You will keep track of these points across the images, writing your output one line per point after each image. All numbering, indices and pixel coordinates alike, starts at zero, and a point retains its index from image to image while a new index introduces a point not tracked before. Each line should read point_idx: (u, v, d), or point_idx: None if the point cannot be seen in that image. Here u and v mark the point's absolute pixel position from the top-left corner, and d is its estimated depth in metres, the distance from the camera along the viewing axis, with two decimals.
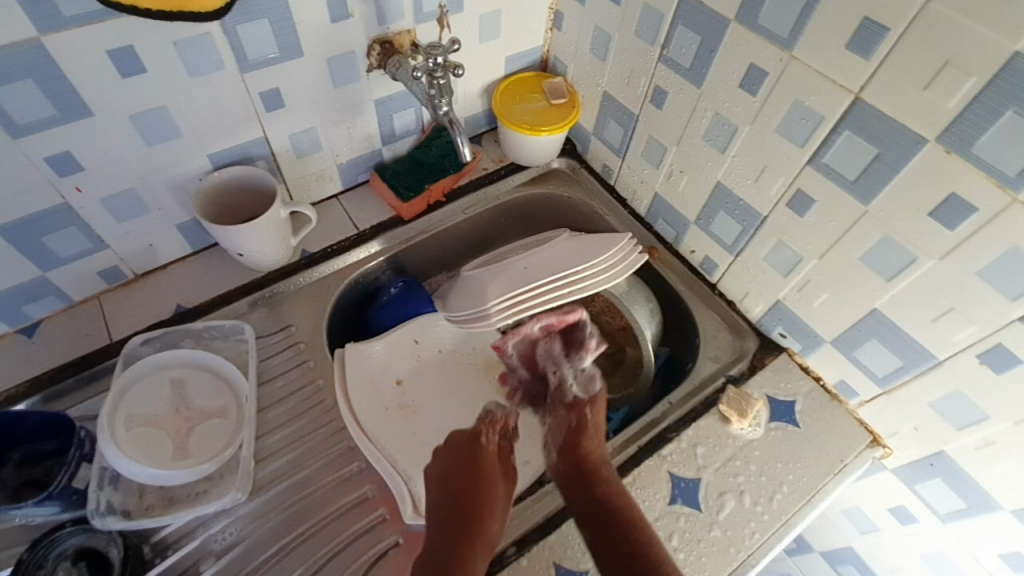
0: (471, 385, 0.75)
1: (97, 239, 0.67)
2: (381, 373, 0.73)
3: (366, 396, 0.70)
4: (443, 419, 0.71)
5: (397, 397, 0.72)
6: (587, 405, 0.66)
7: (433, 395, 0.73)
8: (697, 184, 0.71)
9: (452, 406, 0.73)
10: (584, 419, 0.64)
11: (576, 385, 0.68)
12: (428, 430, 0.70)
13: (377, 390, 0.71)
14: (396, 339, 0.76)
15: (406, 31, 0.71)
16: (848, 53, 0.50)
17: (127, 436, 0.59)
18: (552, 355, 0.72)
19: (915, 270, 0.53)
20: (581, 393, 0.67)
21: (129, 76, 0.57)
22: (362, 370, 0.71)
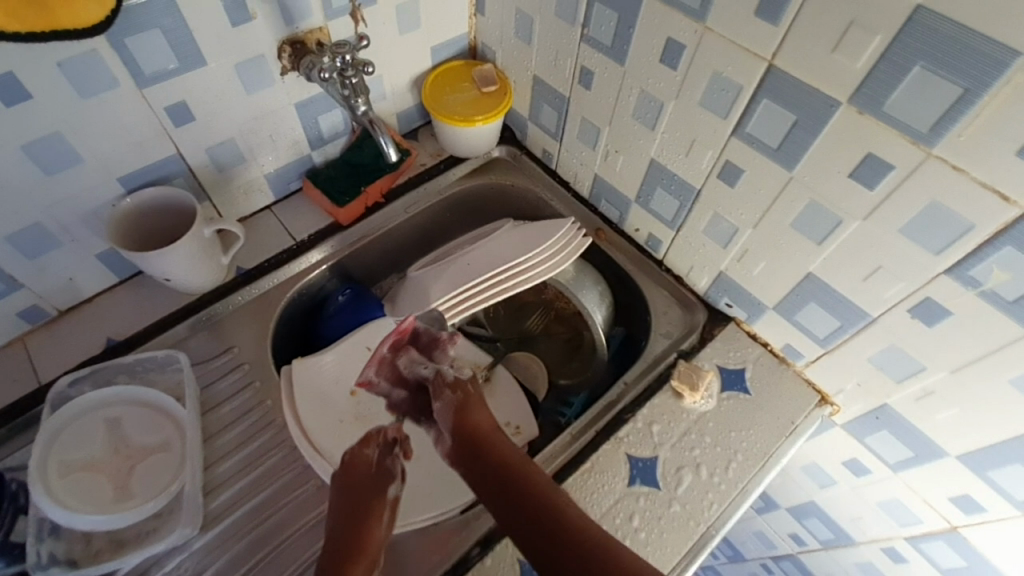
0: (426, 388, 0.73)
1: (9, 279, 0.63)
2: (333, 386, 0.71)
3: (318, 412, 0.68)
4: None
5: (351, 408, 0.70)
6: (468, 384, 0.57)
7: (389, 401, 0.72)
8: (632, 162, 0.71)
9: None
10: (468, 396, 0.56)
11: (453, 368, 0.60)
12: None
13: (330, 404, 0.69)
14: (348, 347, 0.74)
15: (317, 29, 0.68)
16: (758, 21, 0.49)
17: (63, 484, 0.57)
18: (415, 360, 0.63)
19: (842, 232, 0.53)
20: (459, 375, 0.59)
21: (14, 104, 0.53)
22: (312, 385, 0.70)
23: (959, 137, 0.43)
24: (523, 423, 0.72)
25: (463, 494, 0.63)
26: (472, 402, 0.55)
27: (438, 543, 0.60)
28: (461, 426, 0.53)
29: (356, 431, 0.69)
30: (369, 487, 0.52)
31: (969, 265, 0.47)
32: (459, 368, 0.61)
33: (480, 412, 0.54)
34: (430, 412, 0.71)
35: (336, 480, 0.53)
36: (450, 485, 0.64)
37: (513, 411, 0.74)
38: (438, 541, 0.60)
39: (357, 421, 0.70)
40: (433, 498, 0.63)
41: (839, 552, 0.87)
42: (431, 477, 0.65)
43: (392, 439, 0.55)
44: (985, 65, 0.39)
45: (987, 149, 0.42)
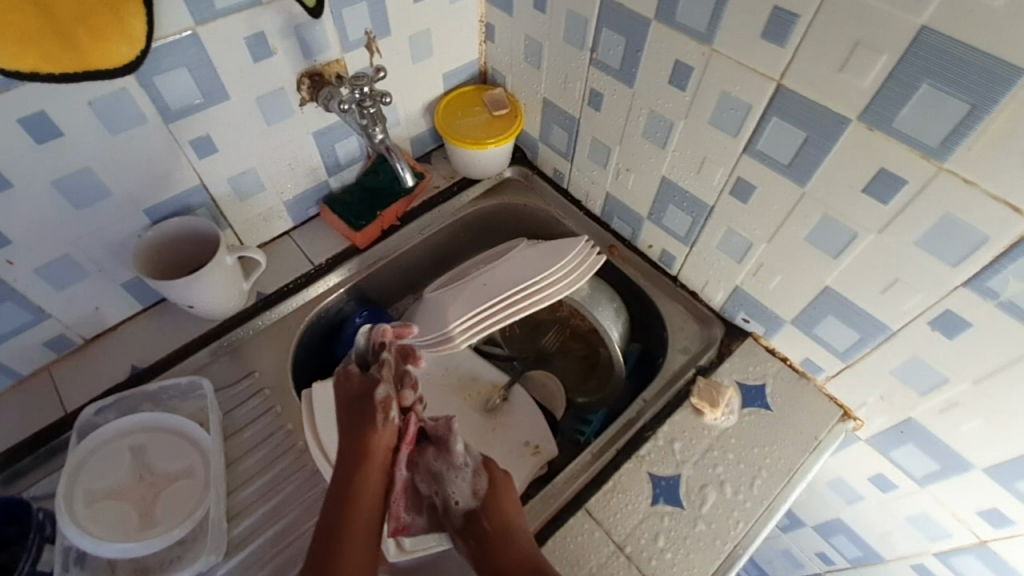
0: (451, 406, 0.77)
1: (38, 309, 0.65)
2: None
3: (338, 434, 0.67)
4: None
5: None
6: (481, 513, 0.57)
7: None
8: (644, 181, 0.72)
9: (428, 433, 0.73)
10: (482, 536, 0.55)
11: (464, 500, 0.58)
12: None
13: None
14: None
15: (335, 61, 0.70)
16: (765, 43, 0.50)
17: (90, 512, 0.57)
18: (427, 468, 0.58)
19: (858, 246, 0.54)
20: (473, 501, 0.58)
21: (46, 141, 0.55)
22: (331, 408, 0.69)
23: (970, 151, 0.43)
24: (542, 441, 0.73)
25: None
26: (488, 512, 0.56)
27: (461, 566, 0.60)
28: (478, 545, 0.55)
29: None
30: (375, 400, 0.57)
31: (986, 277, 0.47)
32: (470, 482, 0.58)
33: (502, 545, 0.54)
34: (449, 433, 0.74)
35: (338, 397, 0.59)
36: None
37: (531, 431, 0.75)
38: (460, 563, 0.60)
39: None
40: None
41: (868, 570, 0.86)
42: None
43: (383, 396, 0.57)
44: (990, 83, 0.40)
45: (998, 163, 0.42)
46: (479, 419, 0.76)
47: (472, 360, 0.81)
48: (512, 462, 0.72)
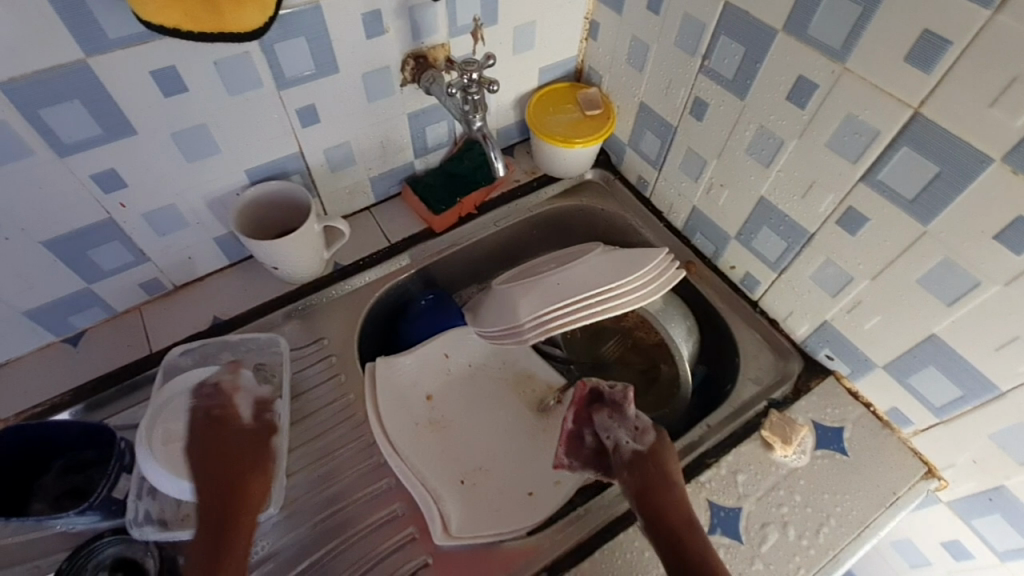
0: (503, 400, 0.76)
1: (139, 252, 0.69)
2: (410, 388, 0.74)
3: (395, 411, 0.71)
4: (471, 436, 0.73)
5: (426, 412, 0.73)
6: (650, 460, 0.59)
7: (460, 411, 0.75)
8: (738, 199, 0.69)
9: (480, 425, 0.74)
10: (651, 476, 0.57)
11: (632, 442, 0.60)
12: (458, 447, 0.72)
13: (409, 406, 0.73)
14: (427, 353, 0.77)
15: (440, 45, 0.70)
16: (907, 67, 0.47)
17: (165, 450, 0.58)
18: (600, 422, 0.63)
19: (977, 296, 0.50)
20: (641, 448, 0.60)
21: (171, 95, 0.58)
22: (393, 383, 0.73)
23: None
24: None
25: (535, 513, 0.64)
26: (652, 463, 0.58)
27: (506, 561, 0.60)
28: (640, 485, 0.57)
29: (429, 435, 0.72)
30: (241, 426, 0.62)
31: None
32: (637, 437, 0.61)
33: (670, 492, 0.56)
34: (502, 428, 0.74)
35: (200, 442, 0.59)
36: (520, 506, 0.66)
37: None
38: (502, 558, 0.60)
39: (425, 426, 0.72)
40: (502, 515, 0.65)
41: None
42: (500, 492, 0.68)
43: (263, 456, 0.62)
44: None
45: None
46: (534, 418, 0.75)
47: (531, 358, 0.80)
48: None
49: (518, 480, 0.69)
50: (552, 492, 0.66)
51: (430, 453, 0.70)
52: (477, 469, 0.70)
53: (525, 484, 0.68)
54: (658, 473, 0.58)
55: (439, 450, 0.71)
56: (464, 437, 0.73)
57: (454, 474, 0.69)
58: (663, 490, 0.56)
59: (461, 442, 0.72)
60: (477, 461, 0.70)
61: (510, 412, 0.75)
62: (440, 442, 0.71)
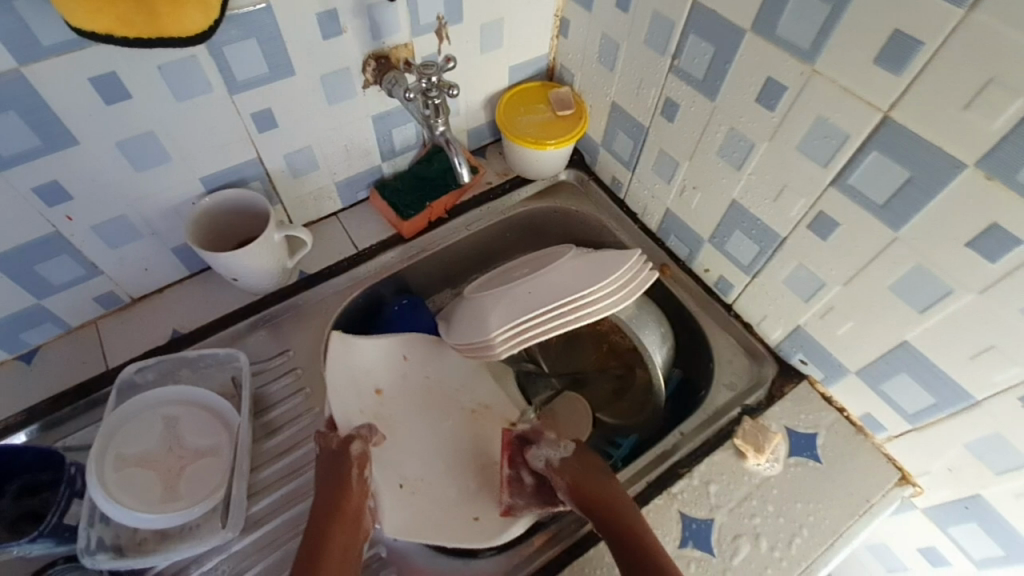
0: (455, 402, 0.74)
1: (92, 265, 0.66)
2: (361, 376, 0.71)
3: (341, 399, 0.68)
4: (416, 440, 0.70)
5: (373, 406, 0.70)
6: (576, 461, 0.60)
7: (410, 415, 0.72)
8: (711, 202, 0.67)
9: (426, 436, 0.71)
10: (574, 476, 0.58)
11: (554, 451, 0.62)
12: (402, 449, 0.69)
13: (357, 396, 0.69)
14: (388, 349, 0.74)
15: (403, 45, 0.68)
16: (877, 69, 0.45)
17: (117, 476, 0.57)
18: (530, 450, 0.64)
19: (951, 304, 0.49)
20: (562, 454, 0.61)
21: (114, 103, 0.55)
22: (344, 368, 0.69)
23: None
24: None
25: (476, 535, 0.61)
26: (581, 466, 0.59)
27: None
28: (571, 486, 0.57)
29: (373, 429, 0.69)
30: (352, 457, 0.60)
31: None
32: (560, 448, 0.62)
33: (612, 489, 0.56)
34: (453, 437, 0.71)
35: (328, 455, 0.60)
36: (458, 524, 0.62)
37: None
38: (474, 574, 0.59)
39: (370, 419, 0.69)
40: (437, 530, 0.62)
41: None
42: (440, 503, 0.65)
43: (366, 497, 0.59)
44: None
45: None
46: (484, 427, 0.73)
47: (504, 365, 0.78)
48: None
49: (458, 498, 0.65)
50: (494, 517, 0.62)
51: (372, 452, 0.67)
52: (418, 477, 0.67)
53: (467, 509, 0.64)
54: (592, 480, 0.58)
55: (380, 448, 0.68)
56: (411, 440, 0.70)
57: (392, 478, 0.66)
58: (595, 483, 0.57)
59: (404, 445, 0.69)
60: (418, 468, 0.68)
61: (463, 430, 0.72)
62: (383, 443, 0.68)
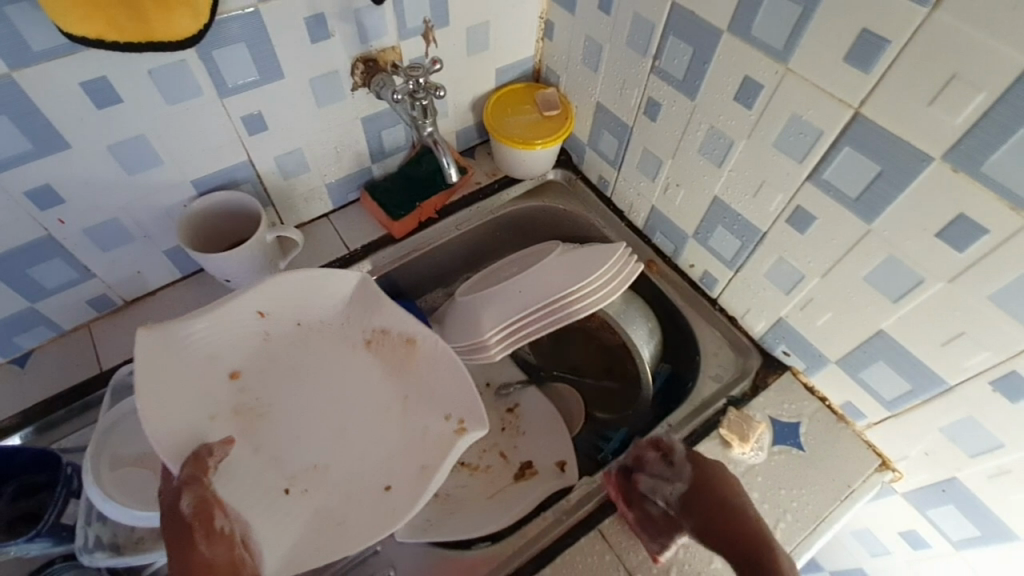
0: (329, 361, 0.67)
1: (84, 268, 0.66)
2: (207, 364, 0.61)
3: (190, 403, 0.58)
4: (298, 410, 0.64)
5: (233, 394, 0.62)
6: (697, 485, 0.55)
7: (288, 395, 0.65)
8: (694, 198, 0.69)
9: (322, 405, 0.65)
10: (709, 504, 0.54)
11: (675, 484, 0.56)
12: (283, 430, 0.63)
13: (208, 394, 0.60)
14: (234, 315, 0.62)
15: (391, 48, 0.69)
16: (847, 67, 0.47)
17: (114, 475, 0.58)
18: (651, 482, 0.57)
19: (922, 292, 0.50)
20: (682, 486, 0.56)
21: (105, 107, 0.56)
22: (183, 362, 0.59)
23: None
24: (469, 418, 0.61)
25: (388, 513, 0.57)
26: (703, 493, 0.54)
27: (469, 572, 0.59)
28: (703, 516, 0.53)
29: (240, 430, 0.61)
30: (188, 515, 0.48)
31: None
32: (676, 477, 0.56)
33: (736, 515, 0.52)
34: (344, 403, 0.66)
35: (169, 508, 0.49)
36: (376, 507, 0.59)
37: (459, 405, 0.63)
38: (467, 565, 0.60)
39: (237, 415, 0.61)
40: (358, 519, 0.58)
41: None
42: (352, 484, 0.61)
43: (237, 536, 0.52)
44: None
45: None
46: (378, 388, 0.67)
47: None
48: (433, 445, 0.62)
49: (364, 470, 0.62)
50: (408, 482, 0.59)
51: (241, 459, 0.60)
52: (312, 467, 0.62)
53: (382, 477, 0.61)
54: (725, 506, 0.53)
55: (255, 449, 0.61)
56: (293, 416, 0.64)
57: (279, 481, 0.60)
58: (719, 511, 0.53)
59: (286, 425, 0.63)
60: (318, 450, 0.63)
61: (363, 373, 0.67)
62: (254, 439, 0.61)
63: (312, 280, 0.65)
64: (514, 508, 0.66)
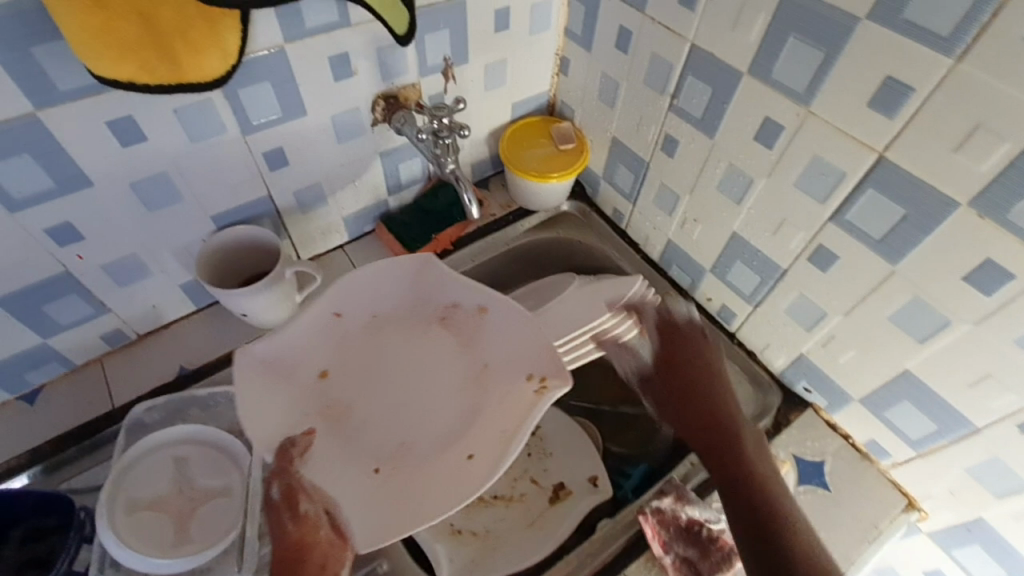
0: (412, 343, 0.67)
1: (100, 303, 0.66)
2: (294, 370, 0.62)
3: (282, 397, 0.60)
4: (385, 396, 0.64)
5: (320, 391, 0.62)
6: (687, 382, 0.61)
7: (371, 386, 0.64)
8: (712, 233, 0.69)
9: (403, 388, 0.65)
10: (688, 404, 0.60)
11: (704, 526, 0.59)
12: (374, 413, 0.63)
13: (297, 386, 0.61)
14: (313, 317, 0.63)
15: (411, 85, 0.70)
16: (870, 112, 0.47)
17: (129, 520, 0.57)
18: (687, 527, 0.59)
19: (948, 334, 0.50)
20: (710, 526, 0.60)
21: (130, 145, 0.56)
22: (273, 366, 0.60)
23: None
24: (550, 375, 0.58)
25: (473, 481, 0.55)
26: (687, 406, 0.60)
27: None
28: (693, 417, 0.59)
29: (327, 425, 0.61)
30: (274, 501, 0.52)
31: None
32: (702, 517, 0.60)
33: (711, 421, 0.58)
34: (432, 378, 0.65)
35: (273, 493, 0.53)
36: (459, 473, 0.57)
37: (537, 361, 0.60)
38: None
39: (326, 412, 0.61)
40: (443, 488, 0.56)
41: None
42: (438, 459, 0.59)
43: (329, 513, 0.54)
44: None
45: None
46: (462, 365, 0.65)
47: None
48: (513, 406, 0.59)
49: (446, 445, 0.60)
50: (490, 449, 0.57)
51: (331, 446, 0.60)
52: (399, 445, 0.61)
53: (464, 445, 0.59)
54: (726, 447, 0.55)
55: (345, 438, 0.61)
56: (383, 398, 0.64)
57: (369, 461, 0.60)
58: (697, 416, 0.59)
59: (377, 407, 0.63)
60: (407, 430, 0.62)
61: (441, 354, 0.66)
62: (343, 428, 0.61)
63: (374, 272, 0.67)
64: (562, 528, 0.66)
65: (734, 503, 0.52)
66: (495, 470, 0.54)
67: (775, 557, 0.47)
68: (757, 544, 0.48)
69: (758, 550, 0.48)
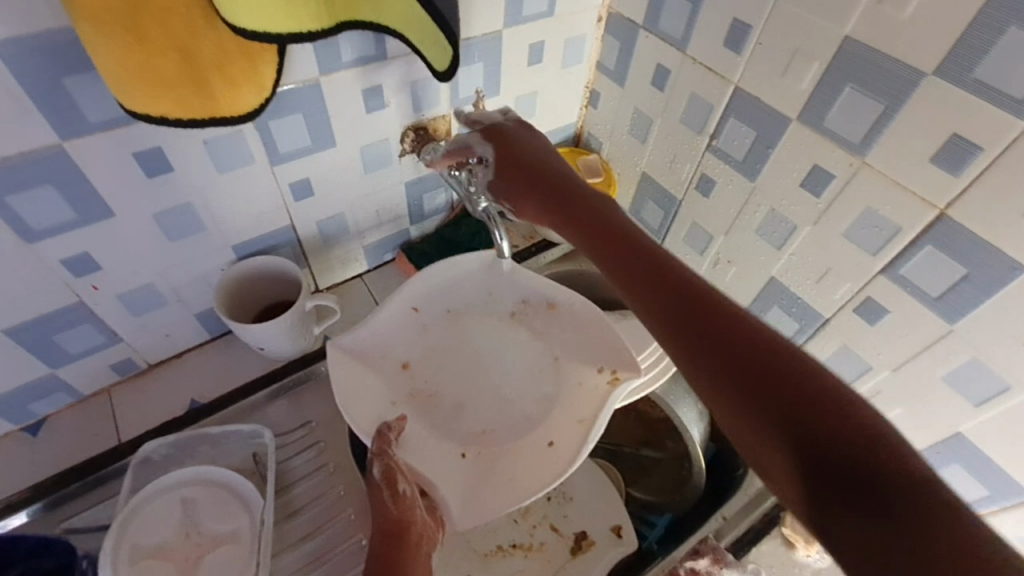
0: (492, 331, 0.66)
1: (112, 333, 0.63)
2: (380, 358, 0.63)
3: (367, 381, 0.61)
4: (466, 383, 0.63)
5: (407, 381, 0.62)
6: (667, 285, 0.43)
7: (453, 375, 0.63)
8: (747, 277, 0.67)
9: (482, 377, 0.63)
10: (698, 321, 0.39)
11: None
12: (458, 398, 0.62)
13: (382, 375, 0.62)
14: (395, 309, 0.65)
15: (442, 117, 0.68)
16: (931, 168, 0.46)
17: (134, 570, 0.54)
18: None
19: (1008, 400, 0.48)
20: None
21: (155, 175, 0.54)
22: (359, 351, 0.62)
23: None
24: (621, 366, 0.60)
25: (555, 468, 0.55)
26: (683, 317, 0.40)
27: None
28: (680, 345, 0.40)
29: (414, 411, 0.61)
30: (376, 479, 0.53)
31: None
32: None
33: (712, 327, 0.39)
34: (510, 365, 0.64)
35: (374, 469, 0.54)
36: (540, 461, 0.57)
37: (608, 355, 0.61)
38: None
39: (413, 398, 0.62)
40: (527, 474, 0.56)
41: None
42: (521, 445, 0.59)
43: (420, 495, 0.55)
44: None
45: None
46: (537, 350, 0.64)
47: None
48: (588, 397, 0.59)
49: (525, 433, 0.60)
50: (572, 436, 0.57)
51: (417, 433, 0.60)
52: (481, 433, 0.60)
53: (544, 433, 0.59)
54: (701, 312, 0.40)
55: (432, 424, 0.60)
56: (464, 387, 0.63)
57: (455, 445, 0.60)
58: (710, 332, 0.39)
59: (462, 393, 0.63)
60: (492, 415, 0.61)
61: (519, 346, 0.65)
62: (429, 414, 0.61)
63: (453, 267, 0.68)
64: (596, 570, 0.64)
65: (734, 405, 0.36)
66: (580, 455, 0.55)
67: (841, 448, 0.32)
68: (812, 448, 0.32)
69: (815, 459, 0.32)
